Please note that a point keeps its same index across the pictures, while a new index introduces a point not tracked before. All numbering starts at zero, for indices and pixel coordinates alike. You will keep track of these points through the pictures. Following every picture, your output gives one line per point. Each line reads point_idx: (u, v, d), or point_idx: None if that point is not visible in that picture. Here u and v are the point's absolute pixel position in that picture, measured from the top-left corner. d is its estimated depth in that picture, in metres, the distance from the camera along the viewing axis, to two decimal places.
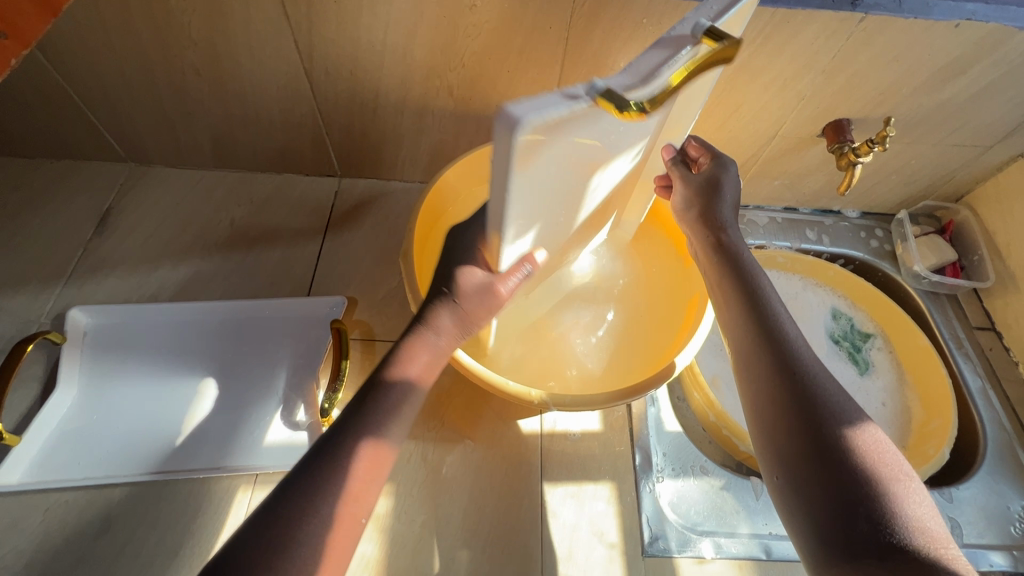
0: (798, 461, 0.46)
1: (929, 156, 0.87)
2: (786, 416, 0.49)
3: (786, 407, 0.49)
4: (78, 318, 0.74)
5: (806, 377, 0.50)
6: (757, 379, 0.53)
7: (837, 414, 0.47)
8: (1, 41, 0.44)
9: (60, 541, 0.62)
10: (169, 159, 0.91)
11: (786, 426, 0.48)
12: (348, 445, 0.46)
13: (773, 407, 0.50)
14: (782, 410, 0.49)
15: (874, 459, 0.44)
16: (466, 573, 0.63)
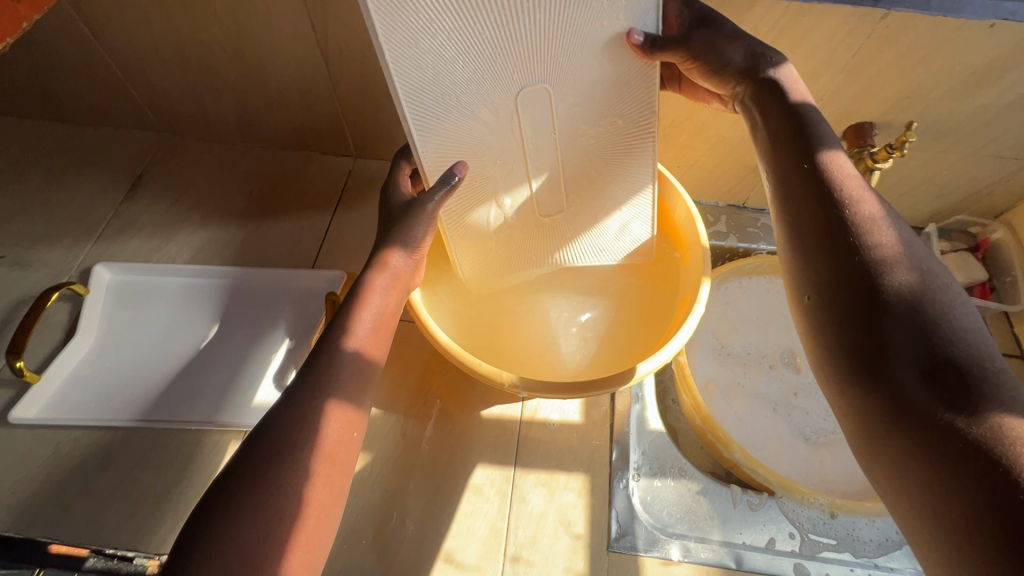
0: (900, 418, 0.37)
1: (962, 167, 0.82)
2: (881, 361, 0.39)
3: (879, 349, 0.39)
4: (103, 273, 0.80)
5: (916, 300, 0.39)
6: (835, 314, 0.42)
7: (950, 340, 0.37)
8: None
9: (62, 473, 0.67)
10: (199, 132, 0.96)
11: (881, 375, 0.39)
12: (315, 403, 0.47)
13: (855, 356, 0.40)
14: (875, 352, 0.39)
15: (1003, 388, 0.35)
16: (430, 547, 0.64)
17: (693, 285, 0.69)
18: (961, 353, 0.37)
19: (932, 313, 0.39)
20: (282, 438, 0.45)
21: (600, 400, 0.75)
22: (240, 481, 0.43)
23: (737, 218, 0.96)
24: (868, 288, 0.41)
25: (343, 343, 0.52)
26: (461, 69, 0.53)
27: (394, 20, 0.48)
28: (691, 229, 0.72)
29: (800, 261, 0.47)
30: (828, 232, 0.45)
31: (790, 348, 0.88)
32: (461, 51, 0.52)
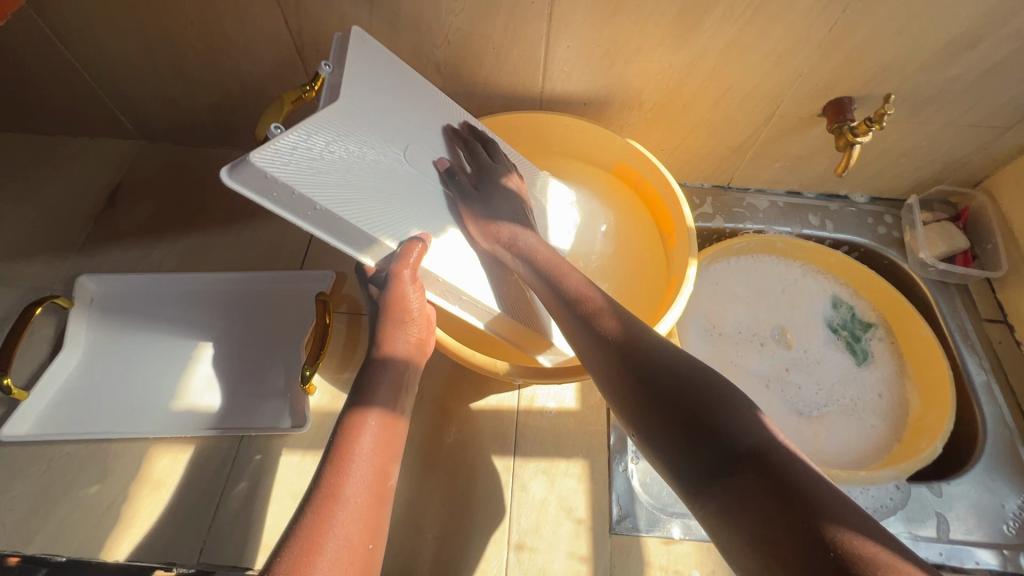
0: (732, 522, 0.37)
1: (940, 137, 0.83)
2: (695, 468, 0.41)
3: (687, 456, 0.41)
4: (88, 284, 0.78)
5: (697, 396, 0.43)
6: (644, 422, 0.46)
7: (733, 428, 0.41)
8: None
9: (58, 488, 0.66)
10: (176, 138, 0.95)
11: (694, 478, 0.40)
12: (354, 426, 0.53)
13: (679, 464, 0.42)
14: (679, 449, 0.42)
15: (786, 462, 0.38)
16: (434, 540, 0.64)
17: (679, 268, 0.70)
18: (743, 438, 0.40)
19: (711, 405, 0.42)
20: (342, 463, 0.49)
21: (595, 386, 0.76)
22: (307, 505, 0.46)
23: (722, 198, 0.97)
24: (664, 401, 0.45)
25: (372, 394, 0.56)
26: (353, 171, 0.53)
27: (290, 174, 0.47)
28: (678, 215, 0.74)
29: (608, 396, 0.50)
30: (605, 348, 0.52)
31: (779, 324, 0.90)
32: (343, 167, 0.52)
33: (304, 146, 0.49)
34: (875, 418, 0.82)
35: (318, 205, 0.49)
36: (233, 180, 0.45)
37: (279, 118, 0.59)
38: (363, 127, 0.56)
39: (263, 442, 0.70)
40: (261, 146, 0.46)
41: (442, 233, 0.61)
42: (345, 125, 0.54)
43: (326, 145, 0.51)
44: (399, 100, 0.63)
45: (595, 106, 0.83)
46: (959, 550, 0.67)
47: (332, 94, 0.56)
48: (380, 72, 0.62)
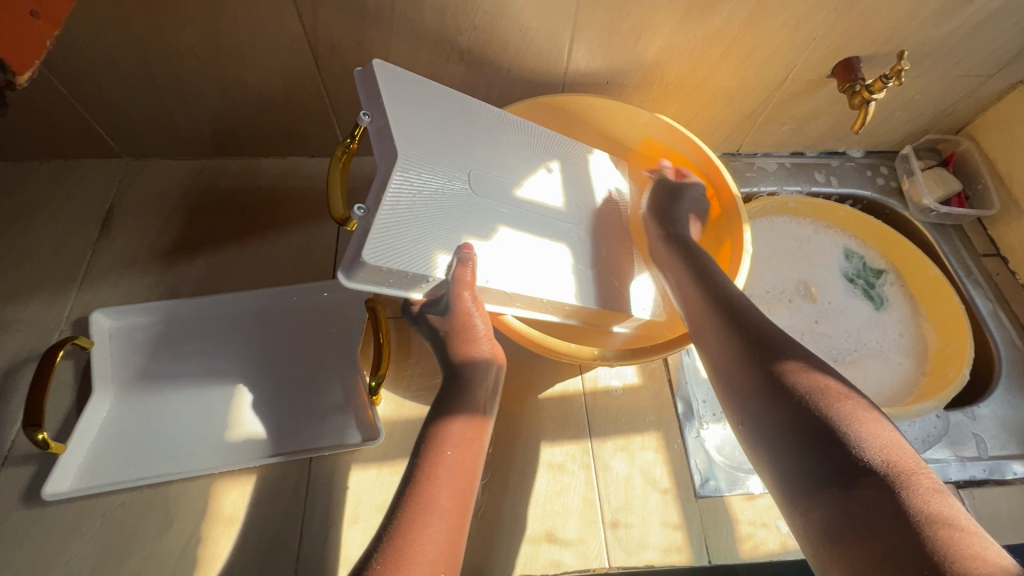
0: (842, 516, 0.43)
1: (933, 89, 0.89)
2: (808, 459, 0.47)
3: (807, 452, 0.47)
4: (101, 321, 0.71)
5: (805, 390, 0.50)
6: (753, 407, 0.53)
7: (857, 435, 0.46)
8: (35, 21, 0.40)
9: (122, 541, 0.61)
10: (168, 152, 0.88)
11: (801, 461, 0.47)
12: (433, 454, 0.54)
13: (788, 442, 0.49)
14: (789, 433, 0.49)
15: (903, 469, 0.44)
16: (531, 531, 0.64)
17: (734, 232, 0.76)
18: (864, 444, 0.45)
19: (835, 412, 0.48)
20: (418, 493, 0.50)
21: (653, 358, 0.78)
22: (384, 536, 0.47)
23: (732, 165, 1.00)
24: (789, 398, 0.51)
25: (451, 419, 0.58)
26: (436, 227, 0.58)
27: (392, 258, 0.53)
28: (721, 182, 0.78)
29: (727, 385, 0.57)
30: (723, 337, 0.59)
31: (802, 280, 0.94)
32: (428, 229, 0.57)
33: (392, 220, 0.54)
34: (900, 356, 0.89)
35: (417, 274, 0.55)
36: (350, 280, 0.53)
37: (342, 183, 0.61)
38: (425, 166, 0.59)
39: (335, 460, 0.67)
40: (362, 241, 0.52)
41: (493, 234, 0.63)
42: (415, 177, 0.57)
43: (408, 209, 0.56)
44: (444, 118, 0.64)
45: (616, 83, 0.83)
46: (998, 464, 0.73)
47: (383, 140, 0.58)
48: (414, 97, 0.62)
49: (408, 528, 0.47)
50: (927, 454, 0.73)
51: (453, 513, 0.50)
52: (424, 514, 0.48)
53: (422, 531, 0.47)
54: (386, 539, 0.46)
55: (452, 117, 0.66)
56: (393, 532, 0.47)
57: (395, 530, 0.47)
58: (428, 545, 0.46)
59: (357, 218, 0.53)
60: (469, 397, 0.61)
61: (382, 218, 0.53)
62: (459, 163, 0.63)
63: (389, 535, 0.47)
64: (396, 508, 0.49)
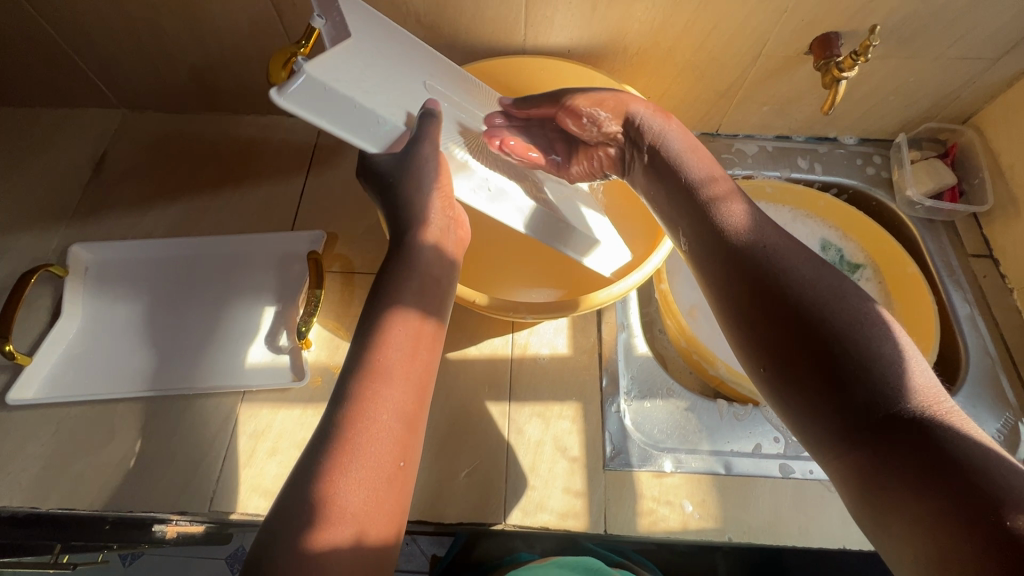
0: (852, 432, 0.41)
1: (929, 72, 0.82)
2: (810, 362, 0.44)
3: (828, 394, 0.42)
4: (80, 254, 0.79)
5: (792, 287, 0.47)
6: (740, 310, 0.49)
7: (871, 353, 0.42)
8: None
9: (70, 447, 0.68)
10: (160, 104, 0.94)
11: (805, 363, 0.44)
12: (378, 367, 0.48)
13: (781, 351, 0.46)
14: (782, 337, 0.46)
15: (887, 353, 0.43)
16: (434, 481, 0.67)
17: None
18: (881, 363, 0.42)
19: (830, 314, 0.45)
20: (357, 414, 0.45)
21: (588, 331, 0.78)
22: (313, 466, 0.43)
23: (711, 145, 0.96)
24: (742, 262, 0.50)
25: (390, 326, 0.51)
26: (379, 95, 0.57)
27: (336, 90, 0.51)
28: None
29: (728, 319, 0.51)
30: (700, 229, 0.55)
31: None
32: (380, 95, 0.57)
33: (336, 67, 0.53)
34: None
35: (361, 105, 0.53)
36: (283, 96, 0.47)
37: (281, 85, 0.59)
38: (382, 61, 0.60)
39: (264, 397, 0.71)
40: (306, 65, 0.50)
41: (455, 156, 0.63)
42: (368, 52, 0.58)
43: (358, 65, 0.56)
44: (401, 50, 0.65)
45: (580, 53, 0.82)
46: None
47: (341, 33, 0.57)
48: (367, 29, 0.62)
49: (346, 455, 0.43)
50: None
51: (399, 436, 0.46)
52: (363, 437, 0.44)
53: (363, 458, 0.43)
54: (315, 471, 0.42)
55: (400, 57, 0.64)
56: (330, 459, 0.43)
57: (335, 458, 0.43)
58: (370, 474, 0.43)
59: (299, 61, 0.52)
60: (411, 301, 0.54)
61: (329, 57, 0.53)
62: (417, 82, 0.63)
63: (324, 463, 0.43)
64: (329, 432, 0.44)
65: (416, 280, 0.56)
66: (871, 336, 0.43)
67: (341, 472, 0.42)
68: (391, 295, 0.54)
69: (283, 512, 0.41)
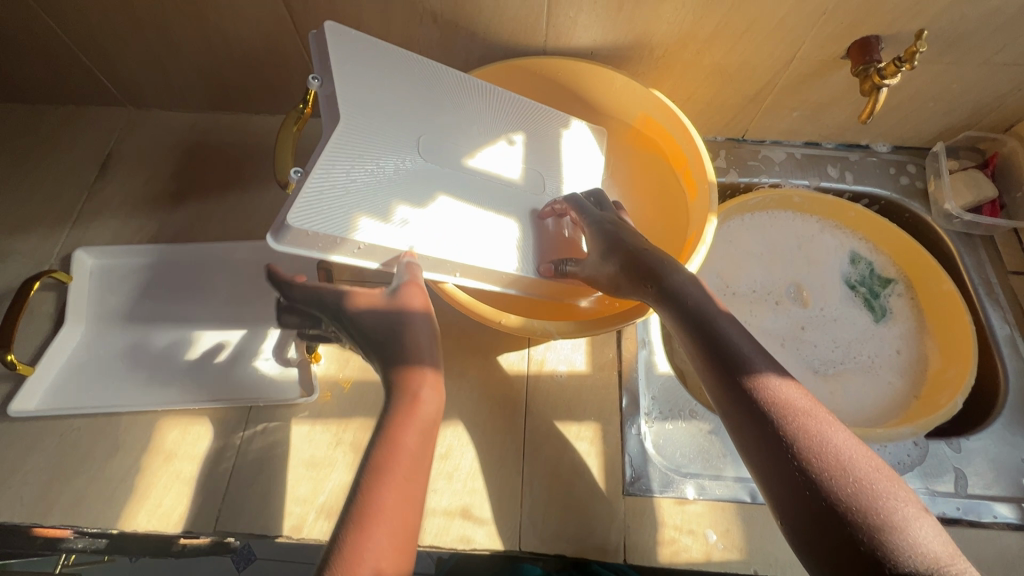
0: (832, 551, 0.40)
1: (973, 78, 0.78)
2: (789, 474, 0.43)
3: (814, 523, 0.41)
4: (84, 259, 0.77)
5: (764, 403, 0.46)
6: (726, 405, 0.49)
7: (862, 492, 0.41)
8: None
9: (73, 460, 0.67)
10: (167, 103, 0.91)
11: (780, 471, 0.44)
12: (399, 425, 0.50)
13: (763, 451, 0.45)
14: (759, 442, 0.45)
15: (851, 470, 0.42)
16: (447, 503, 0.65)
17: (699, 224, 0.72)
18: (861, 498, 0.40)
19: (802, 433, 0.44)
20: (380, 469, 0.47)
21: (606, 347, 0.75)
22: (344, 520, 0.45)
23: (736, 151, 0.92)
24: (722, 364, 0.50)
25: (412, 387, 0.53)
26: (362, 201, 0.58)
27: (317, 222, 0.54)
28: (692, 150, 0.75)
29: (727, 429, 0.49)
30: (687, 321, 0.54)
31: (795, 282, 0.87)
32: (374, 186, 0.59)
33: (324, 184, 0.56)
34: (893, 375, 0.81)
35: (336, 236, 0.55)
36: (278, 243, 0.54)
37: (292, 147, 0.62)
38: (380, 112, 0.62)
39: (271, 413, 0.69)
40: (291, 203, 0.54)
41: (430, 202, 0.62)
42: (360, 125, 0.60)
43: (344, 164, 0.58)
44: (405, 80, 0.66)
45: (603, 54, 0.78)
46: (975, 504, 0.66)
47: (336, 126, 0.59)
48: (365, 67, 0.63)
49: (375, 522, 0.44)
50: None
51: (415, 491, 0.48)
52: (388, 505, 0.45)
53: (391, 518, 0.45)
54: (345, 528, 0.44)
55: (401, 86, 0.65)
56: (357, 516, 0.44)
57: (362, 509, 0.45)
58: (397, 536, 0.45)
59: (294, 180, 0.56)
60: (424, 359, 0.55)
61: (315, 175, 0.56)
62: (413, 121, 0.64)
63: (350, 520, 0.44)
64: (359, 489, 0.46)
65: (423, 341, 0.57)
66: (862, 475, 0.41)
67: (370, 532, 0.44)
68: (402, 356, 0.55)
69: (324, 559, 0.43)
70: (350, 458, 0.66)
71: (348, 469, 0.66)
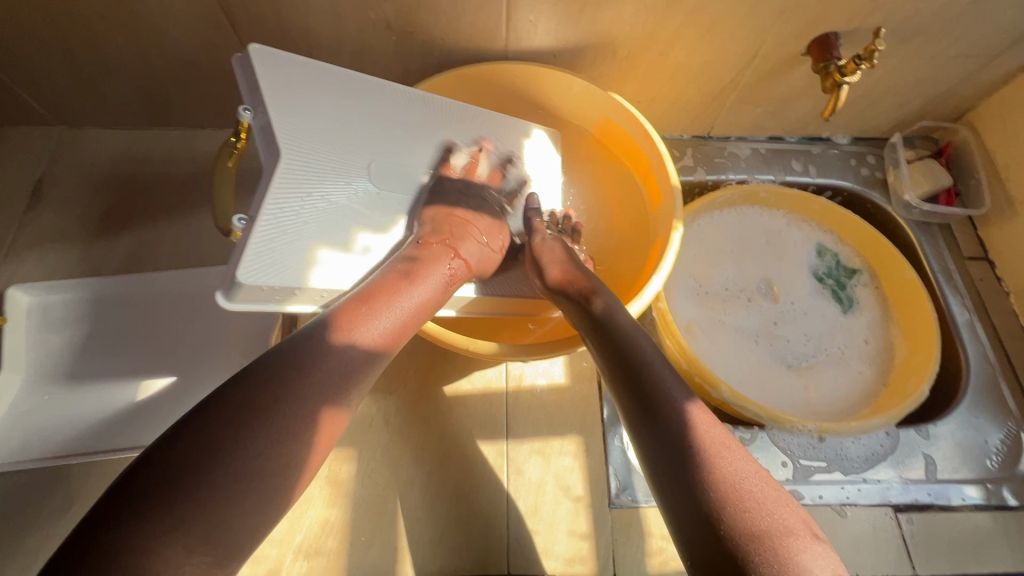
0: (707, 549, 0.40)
1: (927, 71, 0.79)
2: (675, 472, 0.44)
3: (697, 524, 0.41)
4: (19, 296, 0.70)
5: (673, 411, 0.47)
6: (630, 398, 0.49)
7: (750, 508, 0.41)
8: None
9: (22, 518, 0.62)
10: (103, 120, 0.85)
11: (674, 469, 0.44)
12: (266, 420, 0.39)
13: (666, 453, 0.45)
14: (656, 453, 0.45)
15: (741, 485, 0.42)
16: (431, 531, 0.63)
17: (666, 231, 0.71)
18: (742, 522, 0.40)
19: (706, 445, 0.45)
20: (224, 455, 0.37)
21: (584, 355, 0.74)
22: (149, 493, 0.34)
23: (703, 148, 0.92)
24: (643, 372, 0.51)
25: (305, 396, 0.41)
26: (316, 236, 0.55)
27: (271, 275, 0.51)
28: (655, 156, 0.74)
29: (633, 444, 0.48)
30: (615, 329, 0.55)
31: (765, 278, 0.87)
32: (326, 229, 0.56)
33: (276, 231, 0.52)
34: (862, 364, 0.83)
35: (291, 288, 0.52)
36: (231, 302, 0.50)
37: (232, 183, 0.57)
38: (328, 134, 0.59)
39: None
40: (239, 259, 0.49)
41: (392, 225, 0.62)
42: (307, 153, 0.56)
43: (295, 209, 0.53)
44: (351, 105, 0.62)
45: (566, 57, 0.76)
46: (945, 488, 0.69)
47: (282, 164, 0.53)
48: (302, 88, 0.58)
49: (175, 509, 0.34)
50: (868, 474, 0.69)
51: (229, 513, 0.36)
52: (224, 522, 0.36)
53: (221, 543, 0.35)
54: (144, 498, 0.34)
55: (351, 103, 0.62)
56: (165, 520, 0.34)
57: (181, 484, 0.35)
58: (213, 571, 0.35)
59: (237, 229, 0.51)
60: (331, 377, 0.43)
61: (263, 226, 0.51)
62: (358, 147, 0.61)
63: (160, 524, 0.33)
64: (191, 474, 0.35)
65: (351, 368, 0.44)
66: (744, 488, 0.42)
67: (172, 524, 0.34)
68: (295, 369, 0.42)
69: (103, 534, 0.33)
70: (327, 494, 0.63)
71: (326, 505, 0.63)
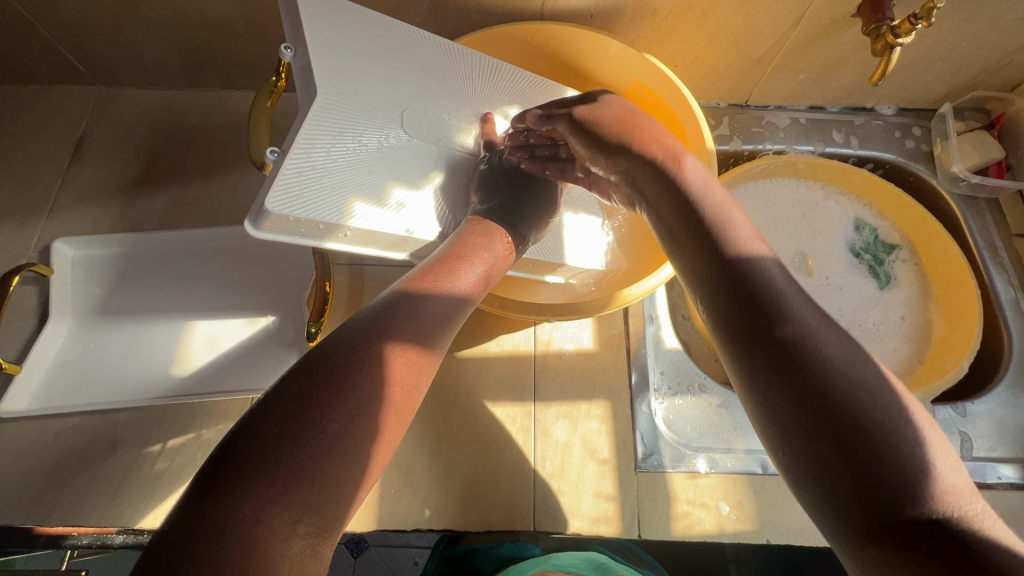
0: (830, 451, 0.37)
1: (985, 35, 0.75)
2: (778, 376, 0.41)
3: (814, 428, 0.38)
4: (63, 249, 0.73)
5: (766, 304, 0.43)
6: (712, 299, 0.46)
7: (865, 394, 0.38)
8: None
9: (69, 458, 0.65)
10: (139, 80, 0.86)
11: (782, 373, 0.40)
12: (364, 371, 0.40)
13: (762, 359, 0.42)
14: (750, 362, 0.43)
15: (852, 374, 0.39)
16: (458, 486, 0.64)
17: None
18: (906, 449, 0.36)
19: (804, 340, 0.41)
20: (318, 441, 0.36)
21: (613, 321, 0.74)
22: (244, 488, 0.34)
23: (739, 117, 0.90)
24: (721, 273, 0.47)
25: (385, 357, 0.42)
26: (351, 183, 0.55)
27: (300, 206, 0.51)
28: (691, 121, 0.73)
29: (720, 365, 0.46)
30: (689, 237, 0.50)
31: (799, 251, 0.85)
32: (360, 176, 0.56)
33: (306, 167, 0.52)
34: (897, 341, 0.81)
35: (325, 222, 0.52)
36: (257, 230, 0.50)
37: (268, 126, 0.58)
38: (364, 85, 0.58)
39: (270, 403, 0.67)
40: (269, 187, 0.50)
41: (425, 182, 0.61)
42: (344, 99, 0.56)
43: (329, 150, 0.54)
44: (389, 58, 0.62)
45: (603, 17, 0.74)
46: (981, 466, 0.68)
47: (319, 102, 0.54)
48: (337, 38, 0.58)
49: (275, 498, 0.34)
50: None
51: (331, 495, 0.36)
52: (324, 493, 0.36)
53: (323, 514, 0.35)
54: (245, 491, 0.34)
55: (387, 60, 0.62)
56: (266, 505, 0.33)
57: (280, 473, 0.35)
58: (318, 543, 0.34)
59: (270, 161, 0.51)
60: (413, 332, 0.44)
61: (294, 157, 0.51)
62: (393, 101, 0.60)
63: (263, 511, 0.33)
64: (286, 462, 0.35)
65: (441, 316, 0.47)
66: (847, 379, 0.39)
67: (281, 513, 0.34)
68: (387, 317, 0.44)
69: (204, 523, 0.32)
70: None
71: None
